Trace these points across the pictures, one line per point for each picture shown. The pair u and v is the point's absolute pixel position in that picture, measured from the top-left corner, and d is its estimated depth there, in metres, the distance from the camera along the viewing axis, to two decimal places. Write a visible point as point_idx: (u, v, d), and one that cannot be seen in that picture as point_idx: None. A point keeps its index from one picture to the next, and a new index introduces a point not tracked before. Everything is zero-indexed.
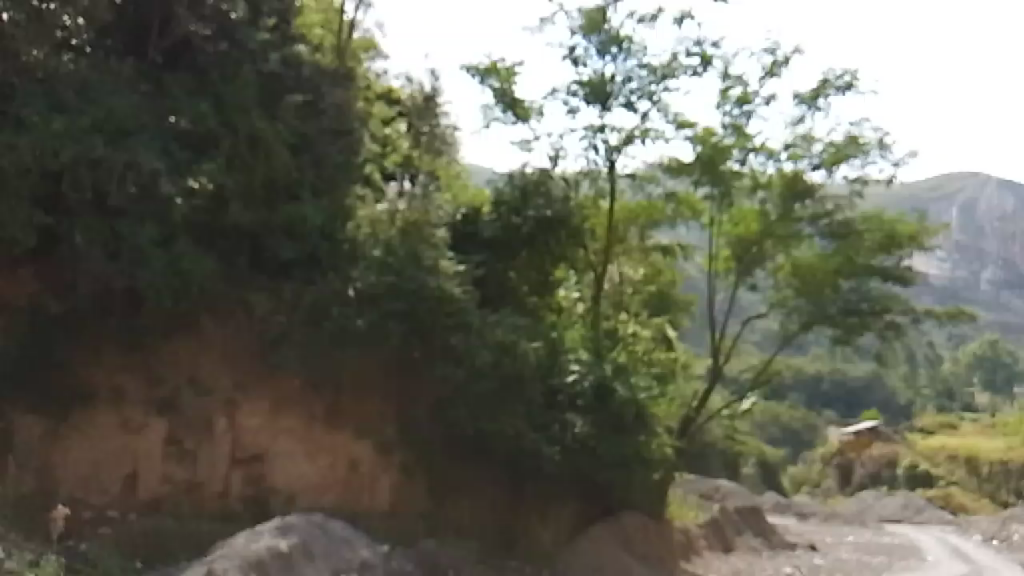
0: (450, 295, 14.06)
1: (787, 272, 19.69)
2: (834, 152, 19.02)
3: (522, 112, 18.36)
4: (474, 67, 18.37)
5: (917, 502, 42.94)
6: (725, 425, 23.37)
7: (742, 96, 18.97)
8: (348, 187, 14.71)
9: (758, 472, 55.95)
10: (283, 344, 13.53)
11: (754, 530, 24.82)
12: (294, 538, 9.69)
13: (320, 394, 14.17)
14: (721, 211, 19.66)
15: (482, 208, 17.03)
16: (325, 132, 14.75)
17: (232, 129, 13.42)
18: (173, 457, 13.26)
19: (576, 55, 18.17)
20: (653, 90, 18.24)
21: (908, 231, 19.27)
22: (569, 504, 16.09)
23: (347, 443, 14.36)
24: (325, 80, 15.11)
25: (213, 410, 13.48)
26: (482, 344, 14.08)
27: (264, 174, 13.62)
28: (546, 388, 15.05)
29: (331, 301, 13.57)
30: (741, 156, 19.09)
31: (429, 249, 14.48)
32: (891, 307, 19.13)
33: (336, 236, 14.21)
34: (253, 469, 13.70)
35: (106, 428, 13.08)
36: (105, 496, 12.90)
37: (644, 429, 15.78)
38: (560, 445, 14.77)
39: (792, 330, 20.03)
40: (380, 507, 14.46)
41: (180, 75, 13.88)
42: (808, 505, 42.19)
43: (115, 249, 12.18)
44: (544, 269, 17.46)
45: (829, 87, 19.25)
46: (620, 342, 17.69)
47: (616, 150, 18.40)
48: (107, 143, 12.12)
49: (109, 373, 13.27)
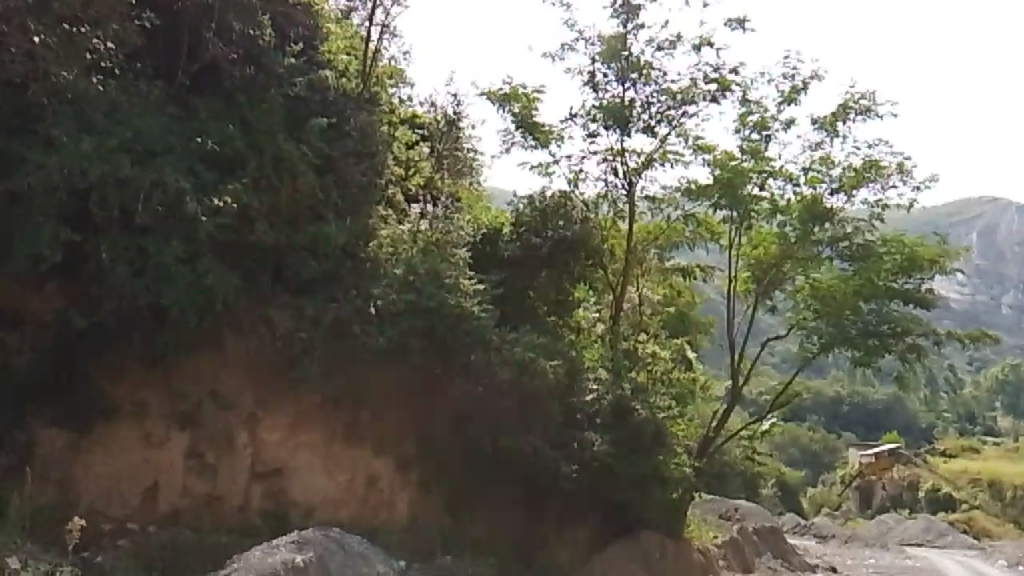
0: (470, 313, 14.28)
1: (807, 293, 19.55)
2: (854, 176, 19.01)
3: (542, 136, 18.52)
4: (493, 93, 18.66)
5: (940, 525, 42.32)
6: (744, 445, 23.49)
7: (761, 121, 19.06)
8: (370, 208, 14.96)
9: (778, 493, 55.37)
10: (304, 360, 13.64)
11: (774, 552, 24.65)
12: (309, 553, 9.81)
13: (340, 410, 14.30)
14: (740, 234, 19.77)
15: (503, 228, 17.16)
16: (348, 155, 14.89)
17: (257, 150, 13.74)
18: (193, 470, 13.46)
19: (595, 81, 18.35)
20: (672, 114, 18.38)
21: (929, 254, 18.95)
22: (587, 523, 16.07)
23: (366, 458, 14.47)
24: (348, 104, 15.46)
25: (235, 425, 13.67)
26: (501, 362, 14.31)
27: (288, 195, 13.87)
28: (566, 407, 15.15)
29: (353, 319, 13.76)
30: (760, 180, 19.15)
31: (449, 267, 14.68)
32: (912, 329, 18.93)
33: (359, 255, 14.51)
34: (272, 483, 13.82)
35: (128, 442, 13.31)
36: (125, 508, 13.05)
37: (662, 448, 15.77)
38: (578, 464, 14.90)
39: (812, 352, 19.81)
40: (398, 522, 14.48)
41: (208, 98, 14.19)
42: (829, 528, 41.67)
43: (140, 266, 12.40)
44: (563, 289, 17.47)
45: (849, 113, 19.28)
46: (641, 362, 17.71)
47: (636, 174, 18.50)
48: (135, 163, 12.44)
49: (132, 387, 13.48)
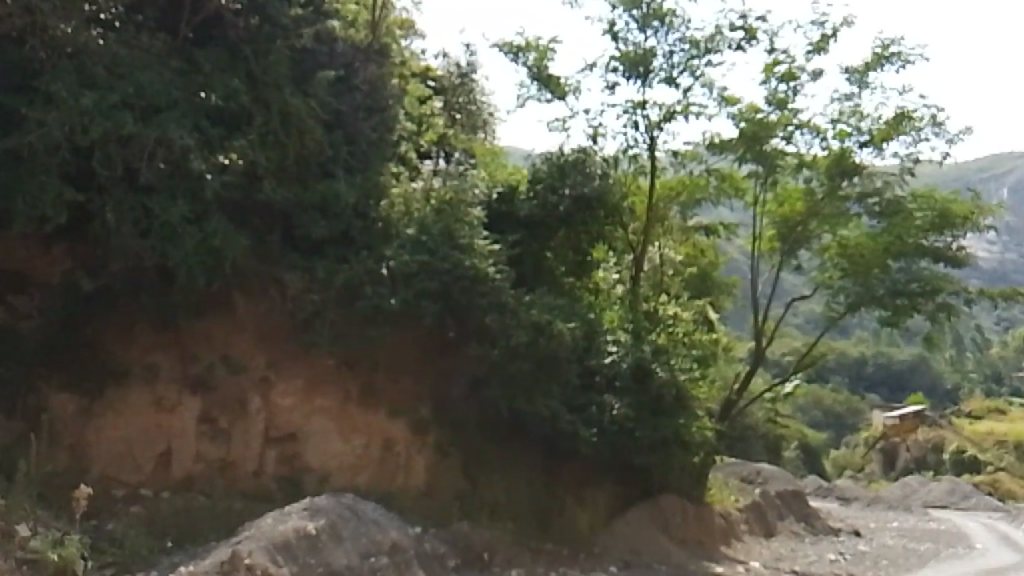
0: (485, 275, 13.80)
1: (835, 252, 19.07)
2: (884, 129, 18.26)
3: (560, 90, 17.91)
4: (507, 44, 17.97)
5: (965, 487, 41.73)
6: (769, 408, 22.92)
7: (788, 71, 18.29)
8: (382, 165, 14.49)
9: (801, 455, 54.79)
10: (316, 322, 13.31)
11: (796, 516, 24.30)
12: (322, 520, 9.59)
13: (354, 373, 14.05)
14: (766, 190, 19.09)
15: (519, 186, 16.63)
16: (358, 109, 14.71)
17: (263, 105, 13.38)
18: (206, 435, 13.23)
19: (615, 30, 17.65)
20: (695, 65, 17.65)
21: (963, 210, 18.21)
22: (606, 487, 15.78)
23: (381, 422, 14.15)
24: (358, 56, 15.14)
25: (247, 388, 13.45)
26: (518, 324, 13.77)
27: (297, 151, 13.48)
28: (582, 370, 14.77)
29: (364, 279, 13.30)
30: (786, 133, 18.37)
31: (464, 227, 14.16)
32: (943, 288, 18.25)
33: (370, 215, 13.94)
34: (287, 448, 13.61)
35: (139, 406, 13.06)
36: (138, 474, 12.87)
37: (684, 412, 15.37)
38: (597, 427, 14.50)
39: (838, 313, 19.44)
40: (415, 488, 14.21)
41: (212, 50, 13.68)
42: (850, 490, 41.23)
43: (146, 227, 12.02)
44: (582, 249, 17.16)
45: (882, 61, 18.45)
46: (660, 324, 17.06)
47: (657, 127, 17.89)
48: (138, 118, 12.05)
49: (143, 350, 13.26)
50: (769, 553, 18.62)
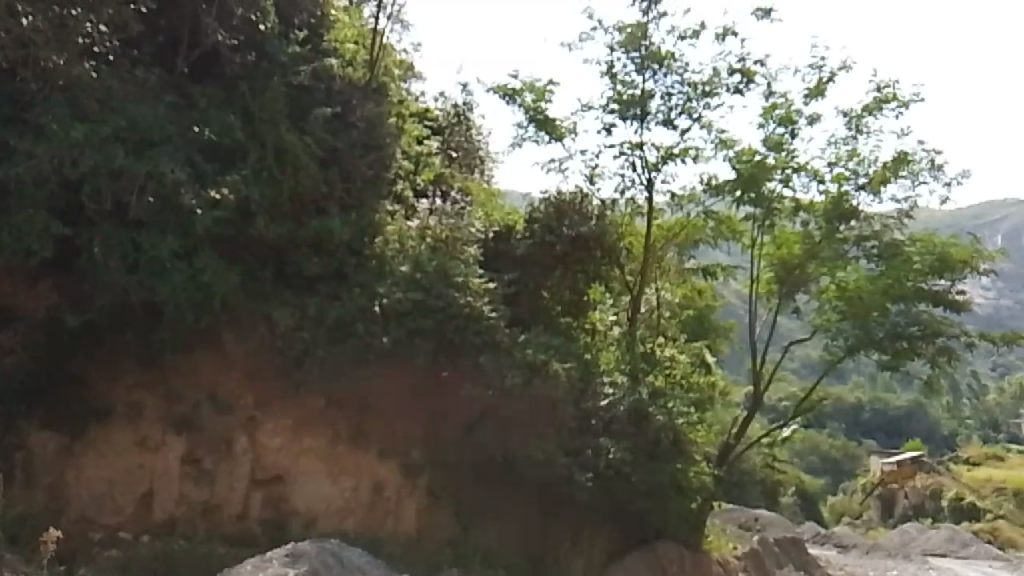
0: (479, 312, 13.69)
1: (833, 294, 18.81)
2: (882, 172, 18.19)
3: (558, 131, 17.83)
4: (501, 87, 17.96)
5: (964, 535, 41.04)
6: (766, 453, 22.35)
7: (786, 114, 18.28)
8: (376, 203, 14.34)
9: (798, 501, 54.02)
10: (306, 361, 12.96)
11: (796, 564, 23.83)
12: (303, 567, 9.09)
13: (344, 413, 13.65)
14: (763, 233, 18.98)
15: (516, 225, 16.40)
16: (356, 146, 14.41)
17: (260, 142, 13.17)
18: (190, 476, 12.90)
19: (613, 71, 17.66)
20: (693, 106, 17.61)
21: (962, 255, 18.08)
22: (603, 533, 15.36)
23: (372, 464, 13.79)
24: (355, 93, 14.91)
25: (233, 428, 13.08)
26: (512, 364, 13.58)
27: (291, 188, 13.27)
28: (578, 412, 14.38)
29: (356, 317, 13.09)
30: (783, 176, 18.36)
31: (459, 264, 13.97)
32: (942, 332, 18.04)
33: (364, 253, 13.78)
34: (273, 490, 13.24)
35: (121, 445, 12.77)
36: (117, 516, 12.54)
37: (680, 456, 15.17)
38: (593, 472, 14.13)
39: (838, 356, 19.01)
40: (405, 532, 13.81)
41: (208, 87, 13.60)
42: (848, 537, 40.50)
43: (135, 261, 11.80)
44: (578, 288, 16.94)
45: (880, 105, 18.46)
46: (658, 366, 16.81)
47: (654, 168, 17.80)
48: (130, 153, 11.91)
49: (127, 388, 12.95)
50: None
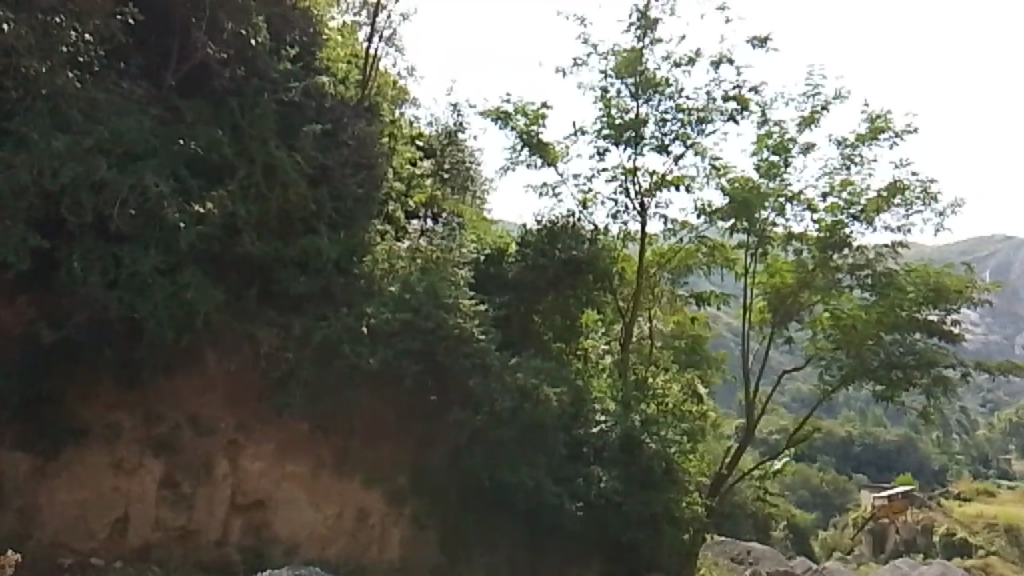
0: (469, 334, 13.23)
1: (827, 323, 18.60)
2: (876, 200, 18.04)
3: (550, 155, 17.67)
4: (493, 111, 17.80)
5: (956, 571, 40.58)
6: (758, 487, 21.92)
7: (780, 142, 18.18)
8: (366, 223, 14.09)
9: (789, 535, 53.50)
10: (290, 383, 12.64)
11: None
12: None
13: (328, 438, 13.40)
14: (756, 261, 18.82)
15: (507, 249, 16.44)
16: (347, 164, 14.18)
17: (247, 158, 12.92)
18: (167, 501, 12.49)
19: (608, 97, 17.54)
20: (688, 133, 17.50)
21: (956, 284, 17.91)
22: (593, 565, 14.92)
23: (356, 491, 13.49)
24: (347, 113, 14.69)
25: (214, 451, 12.74)
26: (502, 388, 13.17)
27: (279, 205, 12.98)
28: (570, 440, 14.22)
29: (343, 338, 12.68)
30: (776, 205, 18.12)
31: (449, 287, 13.61)
32: (939, 361, 17.72)
33: (352, 271, 13.52)
34: (253, 516, 12.86)
35: (97, 468, 12.33)
36: (91, 541, 12.06)
37: (674, 487, 14.79)
38: (582, 502, 13.81)
39: (831, 386, 18.78)
40: (389, 560, 13.48)
41: (196, 102, 13.36)
42: (839, 572, 39.97)
43: (115, 277, 11.45)
44: (571, 314, 16.63)
45: (874, 135, 18.40)
46: (650, 394, 16.48)
47: (648, 194, 17.64)
48: (114, 166, 11.73)
49: (105, 409, 12.54)
50: None
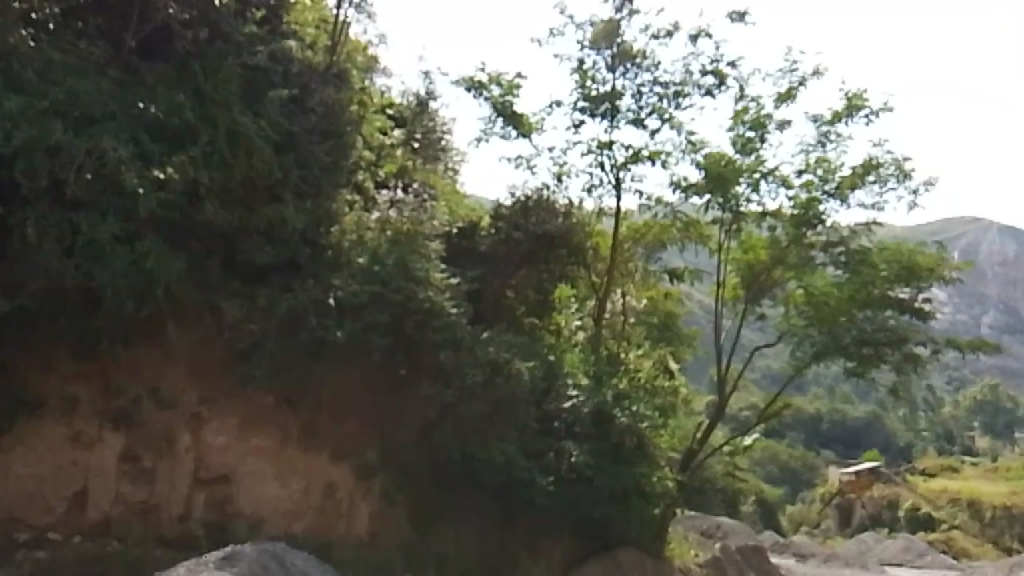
0: (441, 308, 12.97)
1: (800, 300, 18.64)
2: (851, 176, 17.95)
3: (525, 126, 17.38)
4: (468, 80, 17.46)
5: (919, 545, 41.36)
6: (728, 461, 22.06)
7: (756, 118, 18.03)
8: (334, 192, 13.75)
9: (758, 510, 54.29)
10: (255, 354, 12.36)
11: (757, 571, 23.72)
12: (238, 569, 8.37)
13: (295, 412, 13.06)
14: (730, 238, 18.68)
15: (480, 221, 16.01)
16: (313, 131, 13.84)
17: (211, 123, 12.45)
18: (128, 475, 12.23)
19: (584, 69, 17.23)
20: (664, 107, 17.28)
21: (927, 263, 17.90)
22: (564, 539, 14.85)
23: (323, 465, 13.27)
24: (314, 77, 14.19)
25: (176, 426, 12.44)
26: (474, 362, 12.95)
27: (243, 173, 12.51)
28: (540, 414, 14.03)
29: (310, 309, 12.39)
30: (751, 180, 18.01)
31: (419, 259, 13.24)
32: (910, 338, 17.85)
33: (319, 242, 13.24)
34: (217, 491, 12.60)
35: (54, 441, 12.02)
36: (48, 516, 11.86)
37: (645, 461, 14.75)
38: (554, 475, 13.62)
39: (803, 362, 18.80)
40: (357, 536, 13.32)
41: (156, 64, 12.88)
42: (806, 546, 40.65)
43: (72, 244, 11.10)
44: (543, 289, 16.49)
45: (850, 112, 18.33)
46: (622, 369, 16.39)
47: (623, 168, 17.44)
48: (70, 128, 11.32)
49: (61, 380, 12.17)
50: None
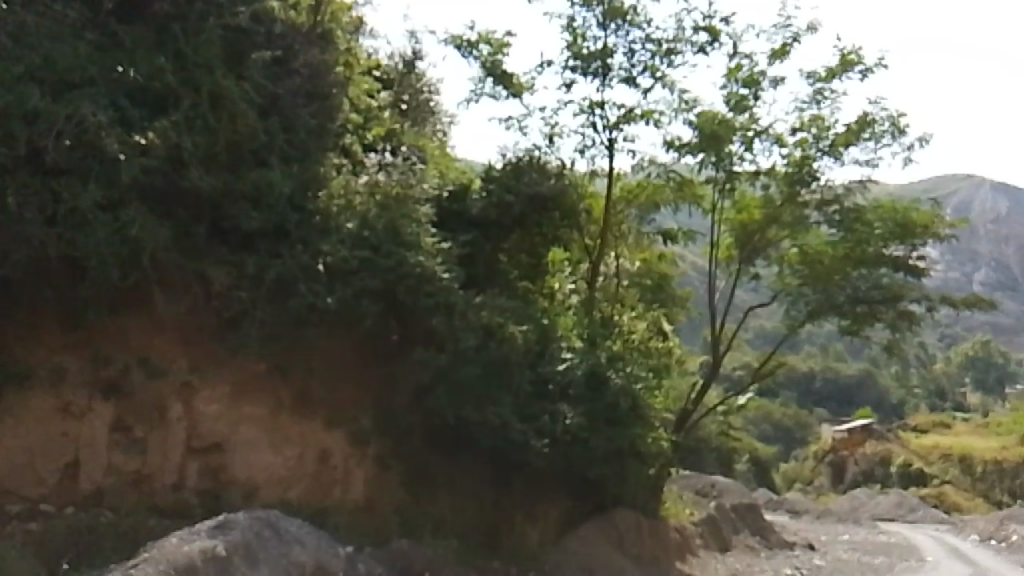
0: (432, 273, 12.80)
1: (795, 259, 18.51)
2: (846, 134, 17.70)
3: (515, 86, 17.08)
4: (457, 39, 17.12)
5: (911, 500, 41.69)
6: (722, 421, 22.07)
7: (750, 76, 17.76)
8: (322, 155, 13.39)
9: (751, 468, 54.84)
10: (244, 322, 12.26)
11: (751, 529, 23.97)
12: (232, 537, 8.35)
13: (287, 379, 13.03)
14: (723, 197, 18.38)
15: (471, 184, 15.66)
16: (299, 94, 13.57)
17: (193, 87, 12.28)
18: (119, 445, 12.16)
19: (575, 26, 16.87)
20: (656, 65, 16.98)
21: (922, 220, 17.81)
22: (559, 501, 14.89)
23: (317, 432, 13.19)
24: (299, 38, 14.01)
25: (166, 394, 12.37)
26: (466, 326, 12.93)
27: (227, 138, 12.28)
28: (534, 377, 13.88)
29: (298, 276, 12.27)
30: (744, 138, 17.79)
31: (410, 224, 13.06)
32: (904, 296, 17.85)
33: (306, 208, 12.82)
34: (211, 460, 12.54)
35: (43, 412, 11.90)
36: (40, 488, 11.77)
37: (641, 423, 14.57)
38: (549, 438, 13.47)
39: (797, 321, 18.84)
40: (353, 500, 13.29)
41: (135, 28, 12.60)
42: (800, 503, 41.05)
43: (53, 213, 10.90)
44: (536, 252, 16.37)
45: (845, 68, 18.05)
46: (616, 332, 16.32)
47: (616, 128, 17.19)
48: (48, 95, 11.16)
49: (48, 352, 12.05)
50: (724, 568, 18.39)
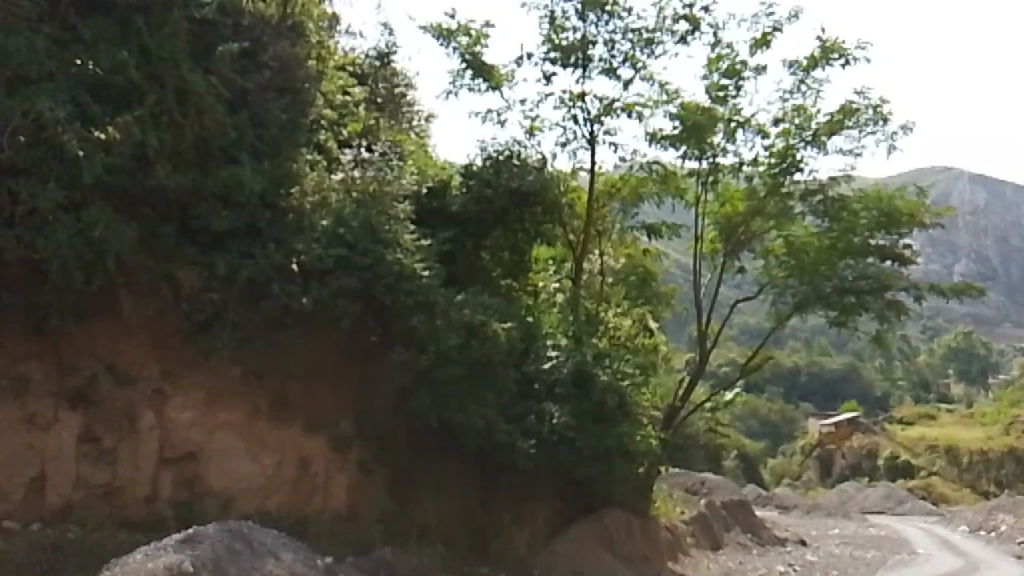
0: (412, 271, 12.33)
1: (780, 252, 18.28)
2: (829, 123, 17.47)
3: (495, 78, 16.71)
4: (435, 28, 16.69)
5: (900, 492, 41.63)
6: (709, 418, 21.89)
7: (731, 66, 17.48)
8: (295, 152, 13.01)
9: (740, 464, 54.68)
10: (217, 324, 11.91)
11: (742, 527, 23.71)
12: (201, 551, 7.90)
13: (264, 383, 12.61)
14: (706, 189, 18.24)
15: (451, 180, 15.29)
16: (269, 89, 13.14)
17: (158, 83, 11.82)
18: (88, 456, 11.60)
19: (554, 17, 16.51)
20: (636, 56, 16.66)
21: (908, 208, 17.57)
22: (549, 504, 14.44)
23: (296, 439, 12.75)
24: (267, 31, 13.53)
25: (138, 402, 11.90)
26: (448, 326, 12.32)
27: (195, 133, 11.89)
28: (520, 376, 13.52)
29: (271, 277, 11.89)
30: (727, 129, 17.54)
31: (389, 222, 12.66)
32: (891, 285, 17.48)
33: (279, 205, 12.43)
34: (185, 469, 12.07)
35: (7, 424, 11.23)
36: (4, 504, 11.01)
37: (627, 420, 14.14)
38: (535, 438, 13.04)
39: (785, 314, 18.66)
40: (334, 508, 12.85)
41: (93, 18, 11.91)
42: (789, 497, 40.89)
43: (12, 214, 10.48)
44: (520, 249, 15.88)
45: (826, 57, 17.83)
46: (602, 329, 15.98)
47: (597, 121, 16.84)
48: (3, 91, 10.61)
49: (11, 360, 11.41)
50: (717, 568, 18.01)
